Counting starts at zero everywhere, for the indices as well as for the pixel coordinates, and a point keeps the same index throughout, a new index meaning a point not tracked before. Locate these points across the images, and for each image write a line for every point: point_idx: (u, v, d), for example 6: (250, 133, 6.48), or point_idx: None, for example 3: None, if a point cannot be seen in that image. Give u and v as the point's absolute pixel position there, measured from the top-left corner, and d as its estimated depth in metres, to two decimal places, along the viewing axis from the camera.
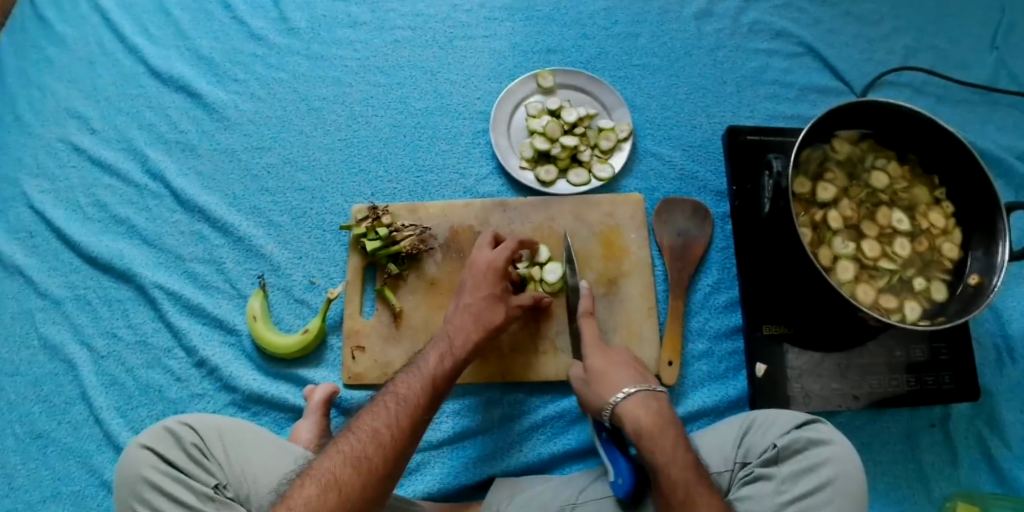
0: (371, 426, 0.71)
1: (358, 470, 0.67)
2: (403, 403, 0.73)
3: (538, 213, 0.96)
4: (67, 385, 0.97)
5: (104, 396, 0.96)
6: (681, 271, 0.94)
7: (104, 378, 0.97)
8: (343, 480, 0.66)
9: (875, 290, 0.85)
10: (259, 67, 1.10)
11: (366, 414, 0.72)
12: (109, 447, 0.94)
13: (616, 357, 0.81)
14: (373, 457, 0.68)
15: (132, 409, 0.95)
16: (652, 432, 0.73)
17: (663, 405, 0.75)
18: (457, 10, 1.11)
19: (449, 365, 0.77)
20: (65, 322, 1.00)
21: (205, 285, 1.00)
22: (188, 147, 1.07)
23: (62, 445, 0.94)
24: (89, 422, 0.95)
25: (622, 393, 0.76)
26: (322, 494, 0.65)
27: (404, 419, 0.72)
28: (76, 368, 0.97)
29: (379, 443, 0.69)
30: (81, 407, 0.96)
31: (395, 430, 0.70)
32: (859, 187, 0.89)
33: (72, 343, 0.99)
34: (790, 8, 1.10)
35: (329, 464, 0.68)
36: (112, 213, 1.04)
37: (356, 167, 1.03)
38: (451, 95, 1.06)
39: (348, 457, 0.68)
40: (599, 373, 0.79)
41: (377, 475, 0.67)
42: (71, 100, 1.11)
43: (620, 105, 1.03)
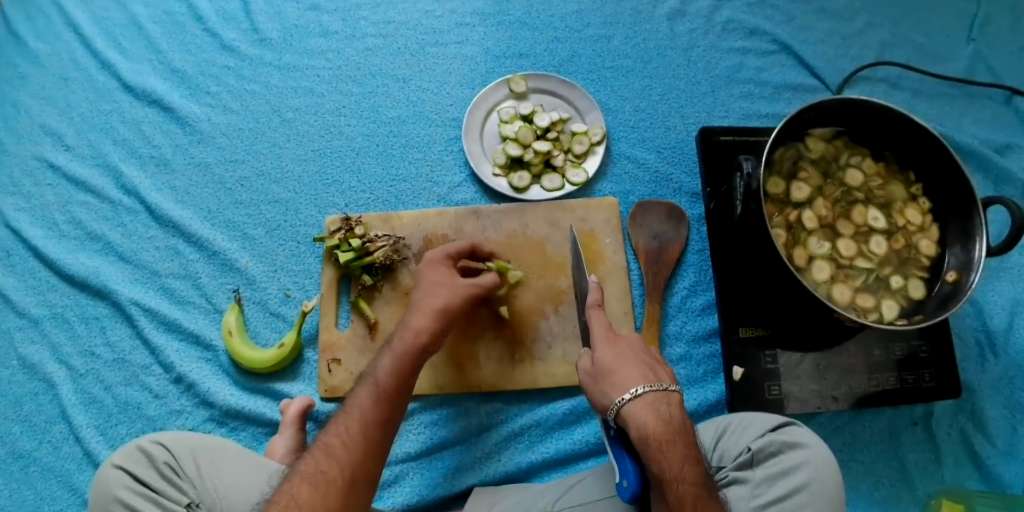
0: (326, 441, 0.69)
1: (318, 487, 0.65)
2: (354, 412, 0.70)
3: (511, 220, 0.95)
4: (47, 404, 0.96)
5: (83, 415, 0.95)
6: (657, 275, 0.93)
7: (83, 397, 0.96)
8: (301, 498, 0.64)
9: (852, 289, 0.84)
10: (232, 79, 1.10)
11: (325, 431, 0.70)
12: (90, 466, 0.93)
13: (629, 354, 0.72)
14: (328, 471, 0.66)
15: (112, 427, 0.95)
16: (662, 440, 0.65)
17: (674, 410, 0.68)
18: (429, 16, 1.10)
19: (397, 360, 0.74)
20: (43, 341, 0.99)
21: (181, 301, 0.99)
22: (162, 162, 1.07)
23: (44, 465, 0.94)
24: (70, 440, 0.95)
25: (629, 394, 0.68)
26: None
27: (355, 429, 0.69)
28: (55, 387, 0.97)
29: (331, 455, 0.67)
30: (61, 426, 0.95)
31: (347, 438, 0.68)
32: (834, 186, 0.88)
33: (50, 362, 0.98)
34: (763, 6, 1.10)
35: (286, 486, 0.66)
36: (88, 230, 1.04)
37: (329, 178, 1.03)
38: (424, 103, 1.06)
39: (305, 476, 0.66)
40: (608, 370, 0.71)
41: (335, 488, 0.65)
42: (46, 118, 1.10)
43: (593, 109, 1.02)
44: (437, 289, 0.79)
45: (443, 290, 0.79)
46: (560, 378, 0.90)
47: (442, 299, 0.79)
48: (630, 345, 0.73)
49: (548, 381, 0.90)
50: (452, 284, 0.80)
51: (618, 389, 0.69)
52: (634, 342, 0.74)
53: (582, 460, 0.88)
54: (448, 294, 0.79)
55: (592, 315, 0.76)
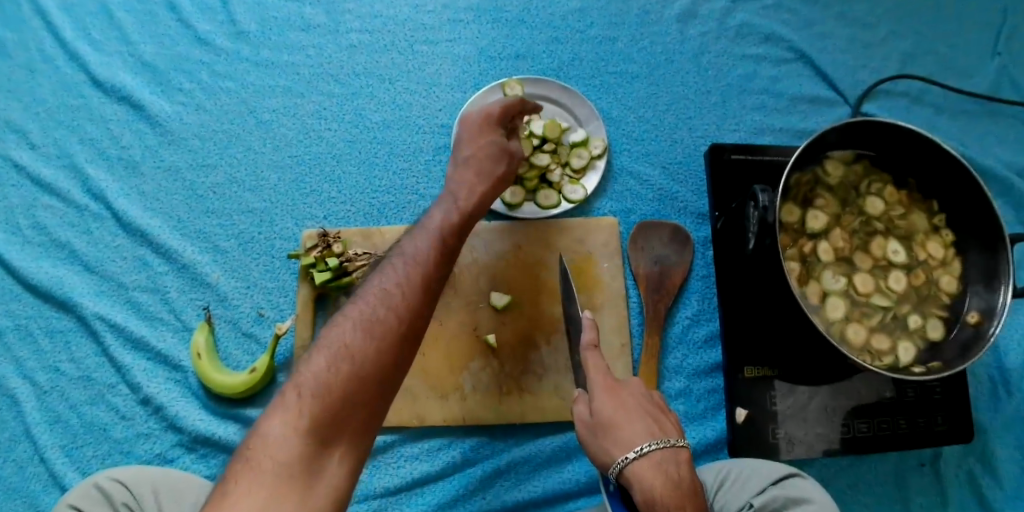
0: (382, 289, 0.63)
1: (373, 335, 0.60)
2: (413, 263, 0.65)
3: (503, 239, 0.88)
4: (10, 421, 0.90)
5: (47, 435, 0.89)
6: (657, 303, 0.87)
7: (47, 416, 0.90)
8: (358, 344, 0.59)
9: (867, 329, 0.78)
10: (207, 75, 1.01)
11: (380, 277, 0.64)
12: (54, 489, 0.88)
13: (633, 404, 0.67)
14: (387, 318, 0.60)
15: (78, 448, 0.89)
16: (669, 506, 0.60)
17: (683, 470, 0.63)
18: (418, 11, 1.02)
19: (456, 219, 0.71)
20: (5, 354, 0.93)
21: (149, 317, 0.92)
22: (131, 165, 0.99)
23: (7, 485, 0.88)
24: (34, 461, 0.89)
25: (633, 453, 0.63)
26: (335, 363, 0.58)
27: (415, 283, 0.63)
28: (19, 404, 0.90)
29: (390, 302, 0.62)
30: (24, 445, 0.89)
31: (406, 289, 0.63)
32: (852, 215, 0.82)
33: (14, 377, 0.91)
34: (780, 10, 1.02)
35: (339, 329, 0.60)
36: (52, 236, 0.97)
37: (306, 187, 0.95)
38: (411, 107, 0.98)
39: (360, 321, 0.60)
40: (609, 423, 0.66)
41: (393, 338, 0.60)
42: (8, 112, 1.02)
43: (594, 118, 0.94)
44: (493, 154, 0.77)
45: (499, 157, 0.77)
46: (549, 412, 0.84)
47: (500, 166, 0.77)
48: (633, 395, 0.68)
49: (537, 415, 0.84)
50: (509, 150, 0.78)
51: (621, 445, 0.64)
52: (637, 391, 0.69)
53: (571, 500, 0.82)
54: (505, 163, 0.77)
55: (588, 357, 0.69)
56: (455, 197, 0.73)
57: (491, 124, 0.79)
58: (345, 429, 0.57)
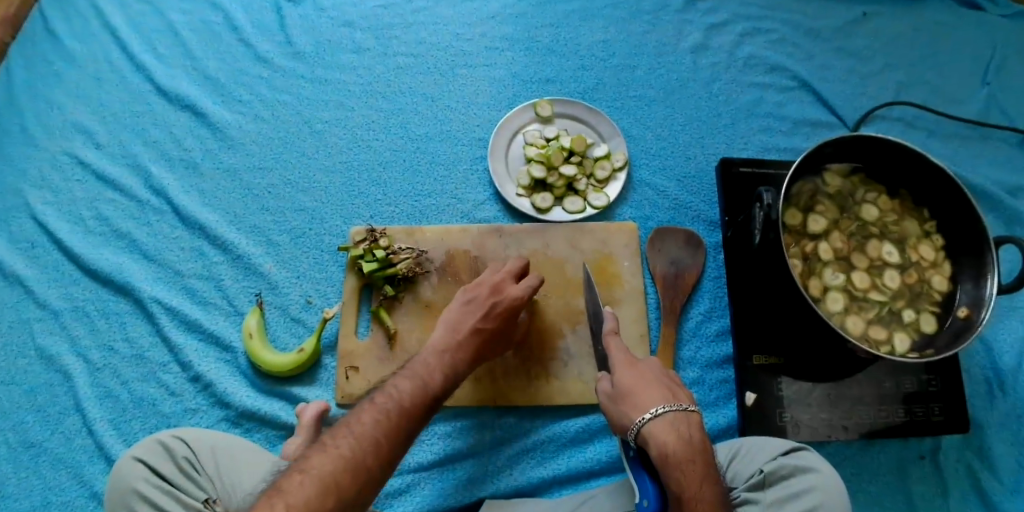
0: (373, 430, 0.68)
1: (358, 478, 0.64)
2: (402, 414, 0.70)
3: (532, 239, 0.97)
4: (61, 395, 0.98)
5: (97, 408, 0.97)
6: (674, 299, 0.95)
7: (98, 391, 0.98)
8: (343, 482, 0.63)
9: (865, 321, 0.86)
10: (265, 88, 1.13)
11: (368, 417, 0.69)
12: (101, 459, 0.95)
13: (647, 375, 0.75)
14: (371, 466, 0.66)
15: (126, 422, 0.96)
16: (681, 458, 0.67)
17: (694, 430, 0.70)
18: (459, 38, 1.14)
19: (441, 379, 0.76)
20: (62, 333, 1.01)
21: (203, 302, 1.01)
22: (191, 165, 1.10)
23: (54, 455, 0.95)
24: (82, 433, 0.96)
25: (649, 414, 0.71)
26: (321, 497, 0.61)
27: (404, 427, 0.70)
28: (71, 379, 0.98)
29: (378, 451, 0.67)
30: (75, 418, 0.97)
31: (393, 440, 0.68)
32: (849, 220, 0.91)
33: (68, 354, 1.00)
34: (784, 44, 1.13)
35: (325, 463, 0.64)
36: (114, 227, 1.07)
37: (356, 189, 1.05)
38: (451, 121, 1.08)
39: (348, 458, 0.65)
40: (628, 392, 0.74)
41: (372, 480, 0.65)
42: (80, 116, 1.14)
43: (615, 135, 1.04)
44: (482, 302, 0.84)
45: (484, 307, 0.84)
46: (574, 396, 0.91)
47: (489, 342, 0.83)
48: (649, 369, 0.76)
49: (561, 398, 0.91)
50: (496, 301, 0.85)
51: (638, 408, 0.72)
52: (652, 365, 0.77)
53: (593, 479, 0.89)
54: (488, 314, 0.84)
55: (609, 342, 0.80)
56: (447, 356, 0.79)
57: (486, 296, 0.85)
58: None
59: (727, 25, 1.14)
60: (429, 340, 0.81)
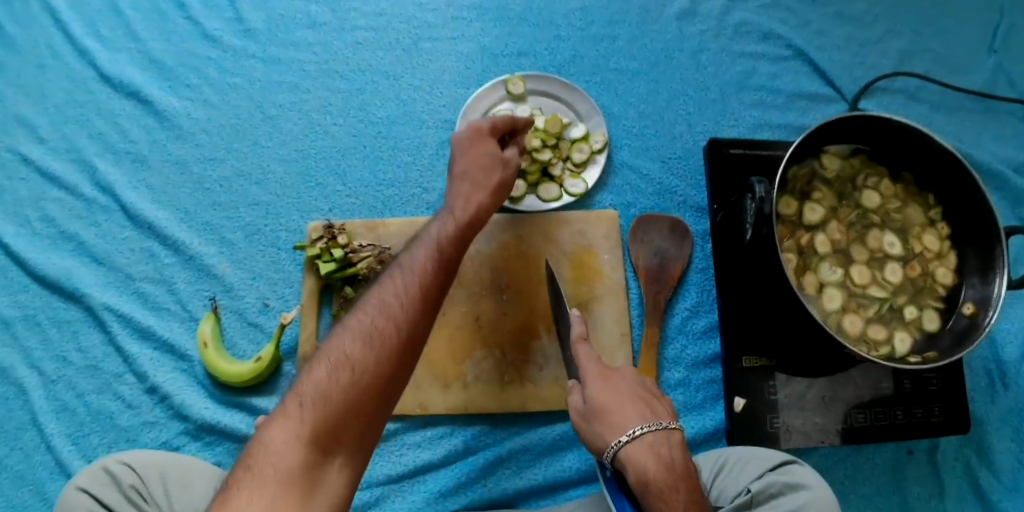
0: (383, 297, 0.63)
1: (373, 346, 0.59)
2: (413, 275, 0.64)
3: (505, 232, 0.89)
4: (18, 410, 0.92)
5: (54, 423, 0.91)
6: (658, 294, 0.87)
7: (54, 404, 0.92)
8: (357, 356, 0.59)
9: (864, 320, 0.80)
10: (214, 71, 1.04)
11: (379, 289, 0.64)
12: (60, 475, 0.89)
13: (621, 386, 0.71)
14: (385, 329, 0.60)
15: (85, 435, 0.91)
16: (664, 485, 0.63)
17: (676, 452, 0.66)
18: (422, 9, 1.03)
19: (453, 231, 0.69)
20: (14, 343, 0.95)
21: (154, 307, 0.95)
22: (140, 159, 1.02)
23: (15, 473, 0.90)
24: (40, 449, 0.91)
25: (626, 436, 0.66)
26: (335, 373, 0.58)
27: (416, 294, 0.63)
28: (26, 393, 0.92)
29: (391, 314, 0.61)
30: (32, 433, 0.91)
31: (407, 300, 0.62)
32: (849, 207, 0.84)
33: (21, 366, 0.94)
34: (779, 10, 1.03)
35: (338, 342, 0.60)
36: (61, 229, 1.00)
37: (313, 180, 0.96)
38: (415, 103, 0.99)
39: (359, 332, 0.60)
40: (604, 409, 0.68)
41: (392, 350, 0.60)
42: (20, 107, 1.05)
43: (595, 114, 0.95)
44: (486, 164, 0.76)
45: (492, 166, 0.76)
46: (550, 401, 0.85)
47: (495, 175, 0.75)
48: (624, 380, 0.71)
49: (536, 403, 0.85)
50: (503, 159, 0.77)
51: (614, 430, 0.67)
52: (628, 375, 0.72)
53: (571, 489, 0.84)
54: (499, 171, 0.76)
55: (580, 350, 0.73)
56: (452, 209, 0.72)
57: (489, 157, 0.77)
58: (343, 438, 0.56)
59: None
60: (441, 207, 0.75)
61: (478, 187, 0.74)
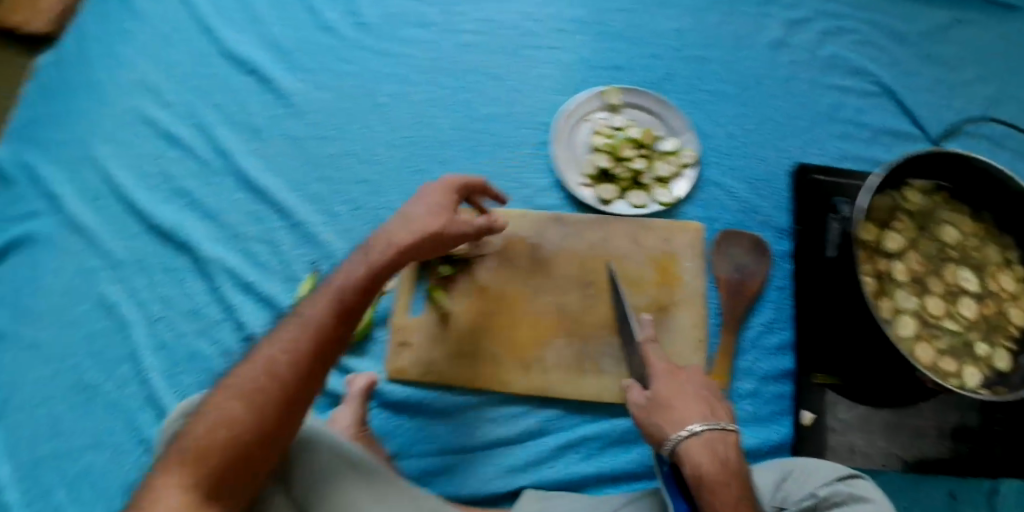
0: (272, 356, 0.68)
1: (254, 406, 0.64)
2: (307, 335, 0.69)
3: (594, 231, 0.95)
4: (114, 343, 1.01)
5: (154, 358, 0.99)
6: (736, 306, 0.93)
7: (154, 342, 1.01)
8: (238, 415, 0.64)
9: (935, 350, 0.83)
10: (330, 57, 1.11)
11: (261, 348, 0.69)
12: (150, 408, 0.97)
13: (687, 385, 0.76)
14: (275, 391, 0.66)
15: (179, 373, 0.99)
16: (716, 480, 0.68)
17: (730, 451, 0.71)
18: (528, 18, 1.10)
19: (357, 287, 0.74)
20: (123, 283, 1.04)
21: (260, 264, 1.03)
22: (255, 131, 1.10)
23: (107, 398, 0.98)
24: (134, 381, 0.99)
25: (686, 431, 0.71)
26: (216, 430, 0.63)
27: (305, 363, 0.68)
28: (129, 329, 1.01)
29: (275, 374, 0.67)
30: (127, 367, 1.00)
31: (298, 364, 0.68)
32: (928, 241, 0.89)
33: (127, 305, 1.02)
34: (869, 46, 1.07)
35: (219, 398, 0.66)
36: (177, 185, 1.09)
37: (415, 166, 1.04)
38: (515, 104, 1.05)
39: (242, 392, 0.65)
40: (666, 402, 0.75)
41: (272, 410, 0.65)
42: (145, 74, 1.17)
43: (686, 130, 1.01)
44: (436, 213, 0.82)
45: (438, 216, 0.82)
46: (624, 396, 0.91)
47: (436, 223, 0.81)
48: (689, 379, 0.77)
49: (612, 396, 0.91)
50: (449, 214, 0.82)
51: (675, 425, 0.72)
52: (694, 376, 0.77)
53: (635, 480, 0.89)
54: (442, 221, 0.81)
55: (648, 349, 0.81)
56: (369, 252, 0.78)
57: (424, 232, 0.80)
58: (218, 491, 0.61)
59: (809, 22, 1.08)
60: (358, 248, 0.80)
61: (368, 260, 0.77)
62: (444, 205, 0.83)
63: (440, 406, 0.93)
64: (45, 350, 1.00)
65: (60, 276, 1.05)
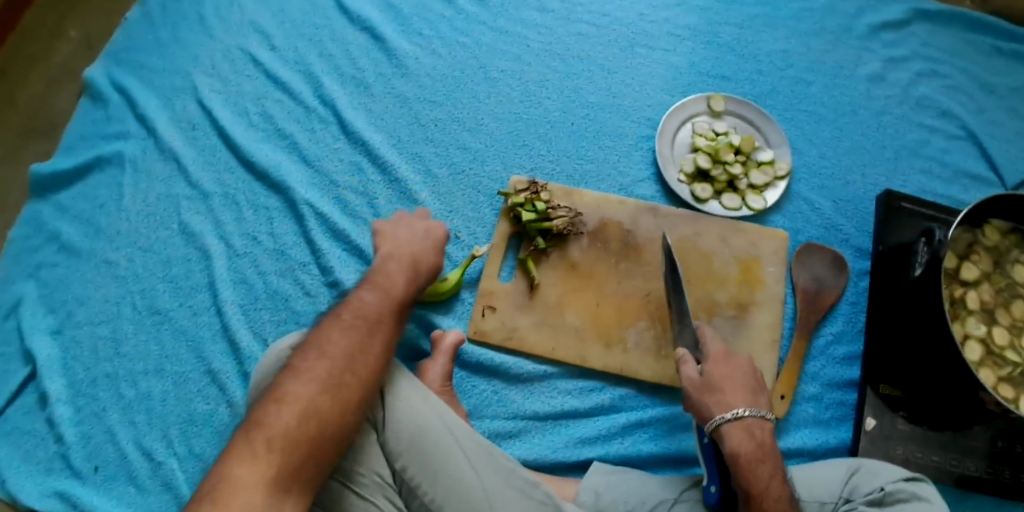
0: (345, 347, 0.72)
1: (328, 393, 0.68)
2: (368, 325, 0.76)
3: (686, 226, 1.01)
4: (197, 271, 1.03)
5: (230, 291, 1.01)
6: (810, 314, 0.97)
7: (234, 276, 1.02)
8: (313, 400, 0.67)
9: (996, 376, 0.88)
10: (445, 27, 1.16)
11: (328, 334, 0.73)
12: (220, 339, 0.99)
13: (739, 373, 0.80)
14: (351, 380, 0.70)
15: (255, 310, 1.00)
16: (751, 460, 0.74)
17: (766, 436, 0.77)
18: (643, 19, 1.17)
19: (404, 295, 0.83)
20: (208, 213, 1.07)
21: (352, 214, 1.05)
22: (363, 85, 1.13)
23: (177, 326, 1.00)
24: (209, 311, 1.01)
25: (730, 415, 0.76)
26: (299, 420, 0.65)
27: (380, 360, 0.74)
28: (210, 259, 1.03)
29: (351, 367, 0.71)
30: (204, 296, 1.02)
31: (375, 353, 0.74)
32: (1001, 275, 0.94)
33: (211, 236, 1.05)
34: (959, 92, 1.13)
35: (299, 387, 0.67)
36: (277, 126, 1.12)
37: (520, 141, 1.08)
38: (622, 96, 1.11)
39: (317, 380, 0.68)
40: (718, 386, 0.79)
41: (354, 399, 0.70)
42: (256, 16, 1.20)
43: (782, 144, 1.07)
44: (430, 247, 0.93)
45: (436, 253, 0.93)
46: None
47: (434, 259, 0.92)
48: (740, 365, 0.81)
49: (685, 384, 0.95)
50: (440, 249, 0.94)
51: (722, 406, 0.77)
52: (744, 363, 0.82)
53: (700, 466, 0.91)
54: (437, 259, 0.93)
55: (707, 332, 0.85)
56: (403, 272, 0.86)
57: (417, 262, 0.89)
58: (303, 477, 0.64)
59: (906, 61, 1.14)
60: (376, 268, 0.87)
61: (406, 278, 0.86)
62: (438, 245, 0.95)
63: (519, 372, 0.95)
64: (119, 273, 1.03)
65: (146, 199, 1.07)
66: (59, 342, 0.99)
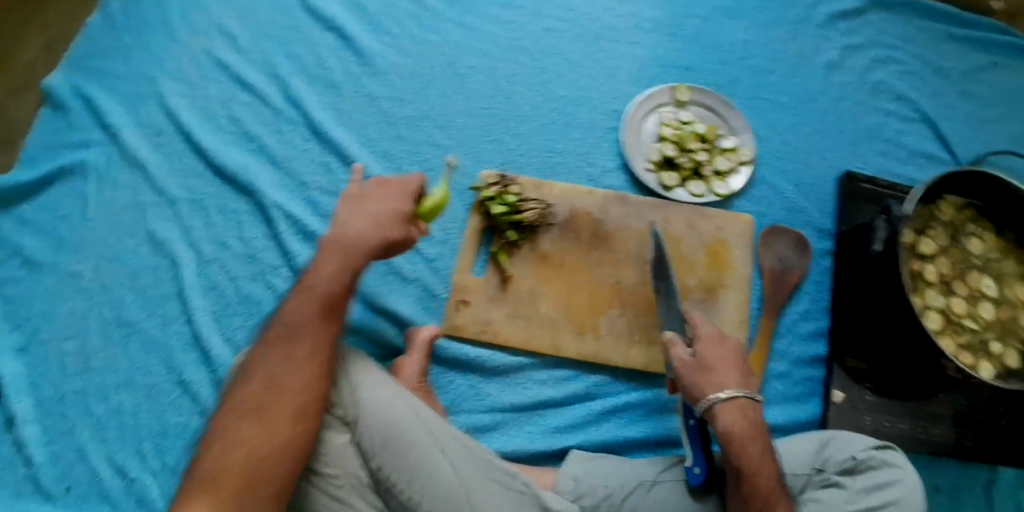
0: (273, 365, 0.70)
1: (259, 419, 0.66)
2: (295, 335, 0.72)
3: (654, 212, 1.02)
4: (166, 280, 1.02)
5: (201, 298, 1.00)
6: (778, 294, 0.99)
7: (204, 283, 1.01)
8: (246, 430, 0.66)
9: (955, 344, 0.92)
10: (414, 25, 1.17)
11: (257, 356, 0.71)
12: (193, 348, 0.98)
13: (728, 351, 0.80)
14: (282, 398, 0.68)
15: (227, 316, 0.99)
16: (743, 439, 0.75)
17: (758, 414, 0.77)
18: (608, 13, 1.19)
19: (337, 283, 0.76)
20: (176, 221, 1.05)
21: (322, 214, 1.05)
22: (331, 85, 1.13)
23: (148, 336, 0.98)
24: (180, 319, 0.99)
25: (723, 394, 0.76)
26: (233, 457, 0.64)
27: (312, 367, 0.71)
28: (179, 267, 1.01)
29: (280, 385, 0.69)
30: (175, 304, 1.00)
31: (304, 361, 0.71)
32: (957, 249, 0.97)
33: (180, 243, 1.03)
34: (912, 75, 1.16)
35: (230, 422, 0.66)
36: (244, 129, 1.11)
37: (490, 135, 1.09)
38: (590, 90, 1.13)
39: (247, 411, 0.67)
40: (710, 367, 0.78)
41: (291, 415, 0.68)
42: (222, 19, 1.19)
43: (745, 131, 1.09)
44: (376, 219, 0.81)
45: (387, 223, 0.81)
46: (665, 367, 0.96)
47: (384, 231, 0.81)
48: (733, 347, 0.81)
49: (659, 367, 0.96)
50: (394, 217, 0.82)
51: (714, 386, 0.77)
52: (737, 346, 0.82)
53: (676, 447, 0.94)
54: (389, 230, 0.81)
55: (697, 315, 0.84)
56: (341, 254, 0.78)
57: (362, 232, 0.80)
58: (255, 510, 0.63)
59: (862, 48, 1.18)
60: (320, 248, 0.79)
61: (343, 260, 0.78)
62: (387, 212, 0.82)
63: (496, 365, 0.95)
64: (84, 285, 1.01)
65: (111, 208, 1.05)
66: (25, 361, 0.96)
